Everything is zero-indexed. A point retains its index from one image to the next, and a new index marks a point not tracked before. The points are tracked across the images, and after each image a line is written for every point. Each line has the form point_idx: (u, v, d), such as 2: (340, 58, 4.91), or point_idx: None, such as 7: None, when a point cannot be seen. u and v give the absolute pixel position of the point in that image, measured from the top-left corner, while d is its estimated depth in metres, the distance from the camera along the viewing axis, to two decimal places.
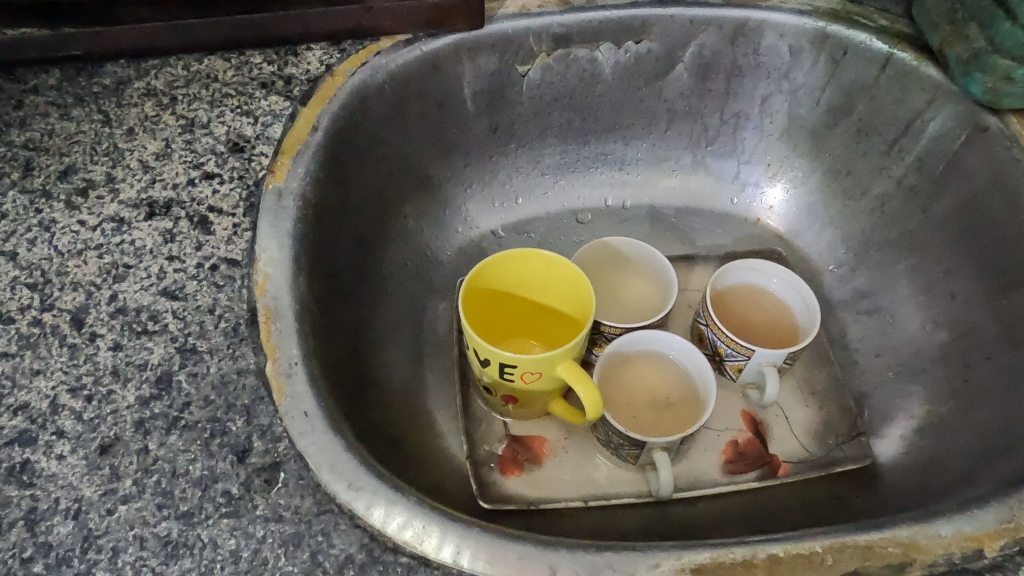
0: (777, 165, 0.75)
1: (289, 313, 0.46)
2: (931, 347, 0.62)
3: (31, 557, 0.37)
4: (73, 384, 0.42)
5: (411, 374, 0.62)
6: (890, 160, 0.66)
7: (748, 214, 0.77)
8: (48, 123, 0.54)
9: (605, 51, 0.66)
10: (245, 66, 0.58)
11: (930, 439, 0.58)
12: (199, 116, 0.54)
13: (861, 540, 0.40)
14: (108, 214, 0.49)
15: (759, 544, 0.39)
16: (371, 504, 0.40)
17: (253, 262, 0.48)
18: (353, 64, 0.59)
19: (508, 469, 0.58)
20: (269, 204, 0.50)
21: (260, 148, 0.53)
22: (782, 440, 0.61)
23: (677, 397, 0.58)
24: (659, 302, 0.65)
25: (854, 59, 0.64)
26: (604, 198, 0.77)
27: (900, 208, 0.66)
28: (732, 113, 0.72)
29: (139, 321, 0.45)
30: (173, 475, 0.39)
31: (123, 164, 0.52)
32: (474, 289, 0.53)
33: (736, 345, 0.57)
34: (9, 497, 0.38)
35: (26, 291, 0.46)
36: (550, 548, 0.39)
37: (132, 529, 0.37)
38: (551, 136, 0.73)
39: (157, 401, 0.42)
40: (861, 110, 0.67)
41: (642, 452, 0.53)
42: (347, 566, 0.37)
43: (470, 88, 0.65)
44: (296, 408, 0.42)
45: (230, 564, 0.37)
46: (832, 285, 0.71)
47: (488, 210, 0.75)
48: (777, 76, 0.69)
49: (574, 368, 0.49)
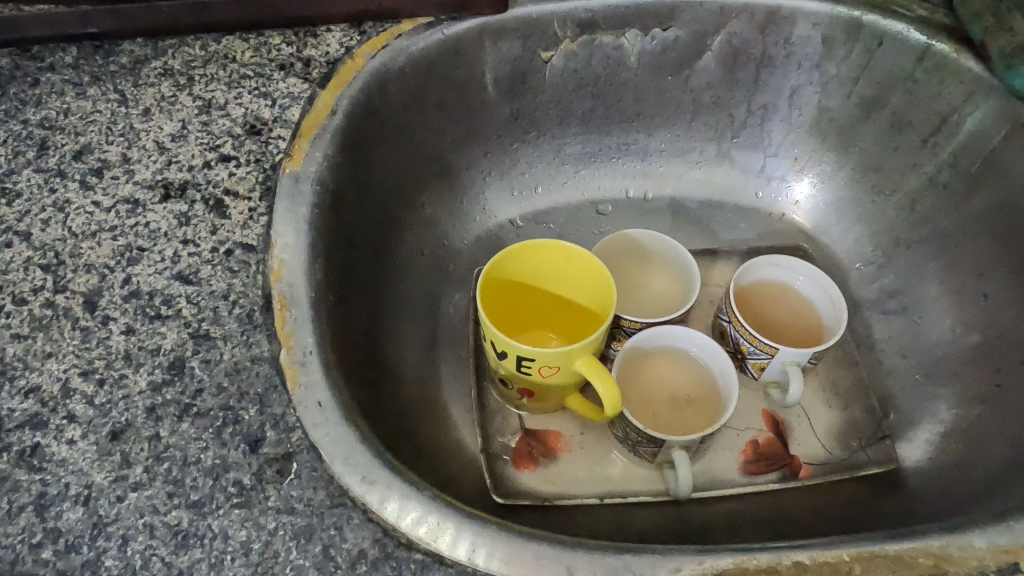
0: (804, 158, 0.73)
1: (304, 300, 0.45)
2: (961, 349, 0.60)
3: (40, 543, 0.36)
4: (86, 367, 0.41)
5: (426, 365, 0.61)
6: (923, 156, 0.64)
7: (773, 208, 0.76)
8: (64, 101, 0.53)
9: (631, 38, 0.64)
10: (263, 47, 0.57)
11: (959, 444, 0.56)
12: (217, 97, 0.53)
13: (891, 550, 0.38)
14: (122, 195, 0.48)
15: (784, 551, 0.38)
16: (385, 498, 0.39)
17: (269, 247, 0.47)
18: (373, 47, 0.57)
19: (522, 463, 0.57)
20: (286, 188, 0.49)
21: (278, 131, 0.52)
22: (803, 440, 0.60)
23: (697, 394, 0.56)
24: (680, 298, 0.63)
25: (889, 50, 0.62)
26: (625, 189, 0.76)
27: (932, 206, 0.64)
28: (760, 104, 0.71)
29: (152, 305, 0.44)
30: (184, 463, 0.38)
31: (139, 145, 0.51)
32: (492, 279, 0.52)
33: (759, 343, 0.56)
34: (19, 481, 0.38)
35: (40, 272, 0.45)
36: (567, 548, 0.38)
37: (142, 517, 0.37)
38: (572, 125, 0.71)
39: (169, 387, 0.41)
40: (894, 103, 0.64)
41: (660, 450, 0.52)
42: (360, 561, 0.36)
43: (492, 74, 0.63)
44: (311, 398, 0.41)
45: (240, 556, 0.36)
46: (858, 284, 0.70)
47: (508, 199, 0.73)
48: (808, 67, 0.66)
49: (593, 362, 0.47)
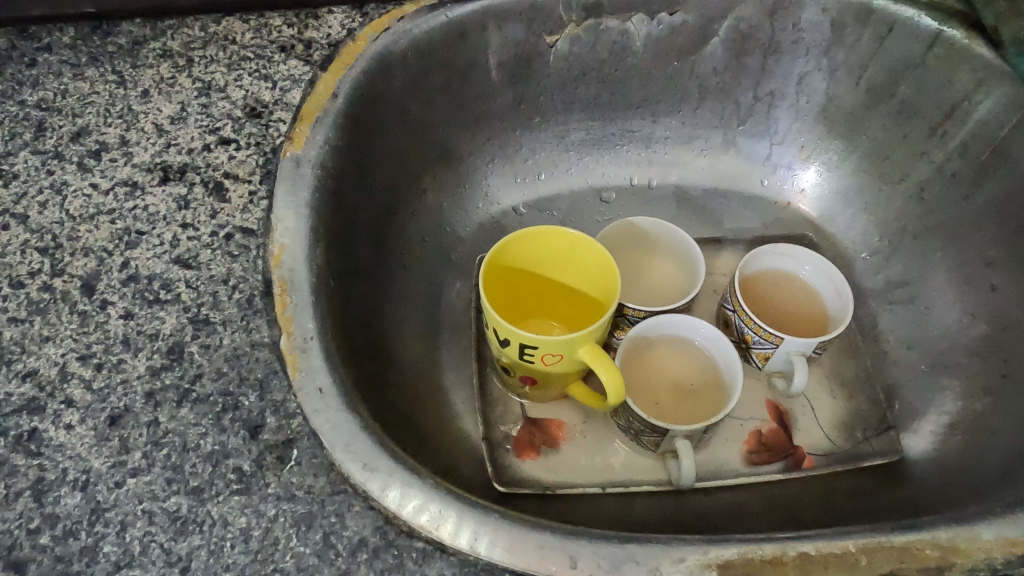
0: (811, 146, 0.72)
1: (305, 285, 0.44)
2: (968, 340, 0.59)
3: (38, 529, 0.36)
4: (84, 352, 0.41)
5: (427, 352, 0.60)
6: (932, 144, 0.63)
7: (779, 197, 0.75)
8: (61, 82, 0.52)
9: (638, 22, 0.63)
10: (264, 29, 0.56)
11: (965, 436, 0.55)
12: (217, 79, 0.53)
13: (897, 541, 0.38)
14: (121, 177, 0.48)
15: (788, 542, 0.37)
16: (386, 485, 0.38)
17: (269, 232, 0.46)
18: (375, 28, 0.56)
19: (524, 452, 0.56)
20: (286, 172, 0.48)
21: (279, 114, 0.51)
22: (807, 431, 0.59)
23: (701, 383, 0.56)
24: (684, 286, 0.63)
25: (900, 36, 0.61)
26: (629, 176, 0.75)
27: (940, 195, 0.63)
28: (766, 91, 0.70)
29: (151, 289, 0.43)
30: (183, 449, 0.38)
31: (138, 127, 0.50)
32: (495, 266, 0.51)
33: (764, 332, 0.55)
34: (16, 466, 0.37)
35: (37, 255, 0.44)
36: (571, 537, 0.37)
37: (141, 503, 0.36)
38: (577, 111, 0.70)
39: (168, 372, 0.40)
40: (904, 90, 0.63)
41: (663, 439, 0.52)
42: (360, 549, 0.36)
43: (496, 57, 0.62)
44: (311, 384, 0.40)
45: (240, 543, 0.35)
46: (864, 273, 0.69)
47: (510, 185, 0.73)
48: (817, 53, 0.66)
49: (597, 351, 0.47)
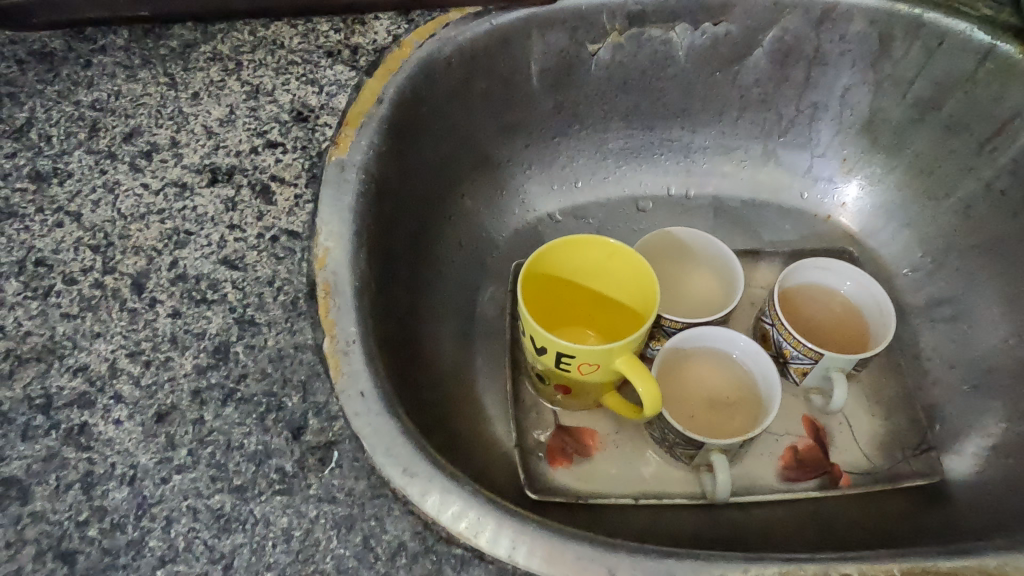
0: (853, 159, 0.71)
1: (348, 290, 0.45)
2: (1014, 361, 0.58)
3: (86, 521, 0.37)
4: (133, 349, 0.42)
5: (461, 357, 0.61)
6: (980, 160, 0.62)
7: (819, 210, 0.74)
8: (115, 84, 0.53)
9: (680, 32, 0.63)
10: (312, 34, 0.57)
11: (1009, 459, 0.54)
12: (265, 83, 0.54)
13: (945, 566, 0.37)
14: (171, 178, 0.49)
15: (831, 562, 0.37)
16: (426, 491, 0.38)
17: (314, 235, 0.47)
18: (421, 35, 0.57)
19: (556, 460, 0.56)
20: (332, 176, 0.49)
21: (325, 119, 0.52)
22: (844, 448, 0.59)
23: (737, 397, 0.55)
24: (721, 298, 0.62)
25: (950, 50, 0.60)
26: (667, 186, 0.75)
27: (988, 213, 0.62)
28: (810, 102, 0.69)
29: (199, 289, 0.44)
30: (228, 447, 0.39)
31: (188, 129, 0.51)
32: (533, 274, 0.51)
33: (804, 348, 0.55)
34: (67, 459, 0.38)
35: (89, 252, 0.46)
36: (609, 550, 0.37)
37: (186, 500, 0.37)
38: (617, 119, 0.70)
39: (214, 371, 0.41)
40: (952, 105, 0.62)
41: (698, 452, 0.51)
42: (399, 553, 0.36)
43: (538, 65, 0.62)
44: (353, 387, 0.41)
45: (282, 543, 0.36)
46: (905, 290, 0.68)
47: (548, 193, 0.73)
48: (862, 65, 0.65)
49: (634, 362, 0.46)
